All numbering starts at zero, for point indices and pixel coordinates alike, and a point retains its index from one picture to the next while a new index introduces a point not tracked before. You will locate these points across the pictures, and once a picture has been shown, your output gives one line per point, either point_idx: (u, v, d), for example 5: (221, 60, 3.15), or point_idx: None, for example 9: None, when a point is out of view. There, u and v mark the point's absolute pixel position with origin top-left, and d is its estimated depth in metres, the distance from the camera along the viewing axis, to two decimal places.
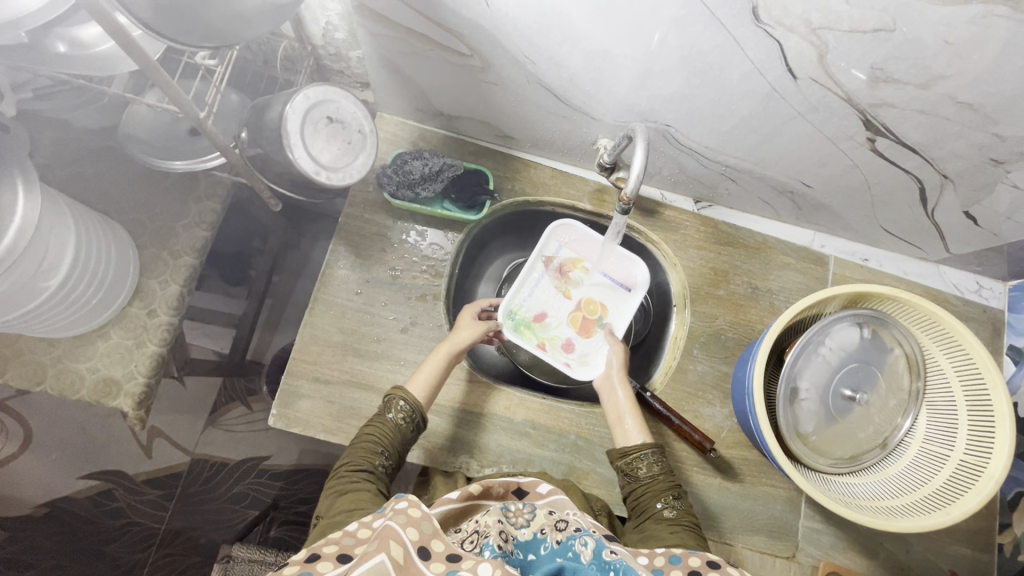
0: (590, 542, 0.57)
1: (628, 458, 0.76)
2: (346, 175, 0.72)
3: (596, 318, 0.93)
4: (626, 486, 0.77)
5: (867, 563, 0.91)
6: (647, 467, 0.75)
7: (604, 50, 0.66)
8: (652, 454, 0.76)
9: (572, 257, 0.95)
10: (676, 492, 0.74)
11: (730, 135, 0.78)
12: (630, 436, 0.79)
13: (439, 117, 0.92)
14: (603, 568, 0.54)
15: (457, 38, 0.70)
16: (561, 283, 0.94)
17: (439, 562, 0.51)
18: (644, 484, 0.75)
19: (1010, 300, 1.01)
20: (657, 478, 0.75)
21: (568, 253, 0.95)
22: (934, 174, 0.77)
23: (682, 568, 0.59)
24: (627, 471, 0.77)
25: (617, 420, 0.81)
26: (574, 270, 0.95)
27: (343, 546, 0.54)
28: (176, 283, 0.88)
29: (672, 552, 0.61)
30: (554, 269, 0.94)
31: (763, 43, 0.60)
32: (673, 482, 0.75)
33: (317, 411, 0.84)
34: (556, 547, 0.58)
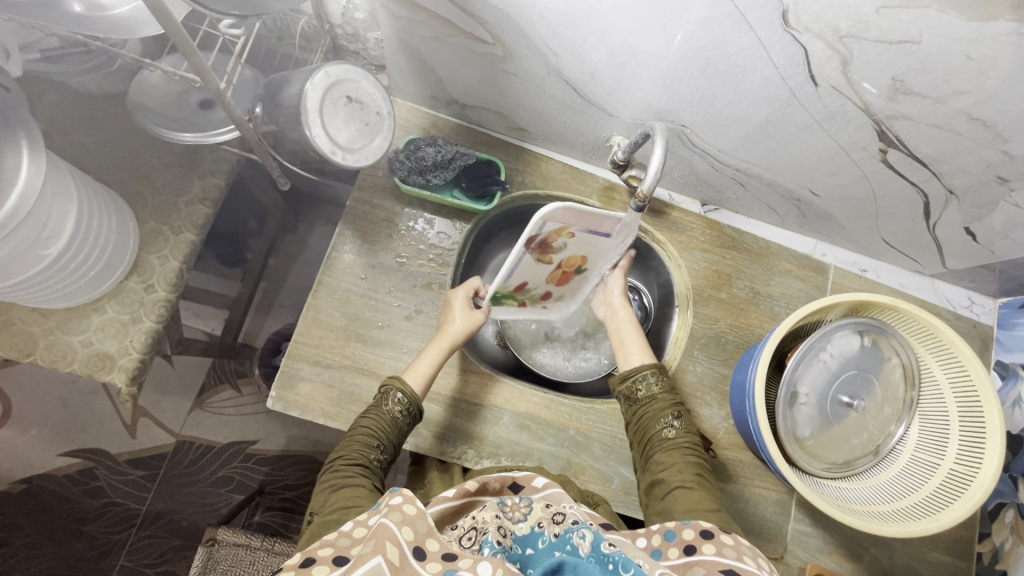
0: (588, 534, 0.51)
1: (628, 382, 0.79)
2: (362, 157, 0.71)
3: (574, 269, 0.91)
4: (629, 410, 0.79)
5: (851, 566, 0.93)
6: (645, 388, 0.78)
7: (628, 45, 0.66)
8: (652, 374, 0.78)
9: (558, 228, 0.78)
10: (675, 412, 0.75)
11: (745, 139, 0.79)
12: (631, 357, 0.83)
13: (453, 105, 0.92)
14: (601, 561, 0.48)
15: (480, 25, 0.70)
16: (542, 255, 0.83)
17: (435, 562, 0.48)
18: (644, 404, 0.77)
19: (999, 317, 1.04)
20: (655, 396, 0.77)
21: (553, 226, 0.77)
22: (939, 189, 0.79)
23: (677, 544, 0.56)
24: (628, 395, 0.79)
25: (620, 346, 0.86)
26: (557, 238, 0.81)
27: (339, 548, 0.51)
28: (176, 259, 0.87)
29: (668, 529, 0.58)
30: (535, 245, 0.79)
31: (788, 48, 0.60)
32: (673, 401, 0.76)
33: (317, 395, 0.83)
34: (555, 540, 0.53)
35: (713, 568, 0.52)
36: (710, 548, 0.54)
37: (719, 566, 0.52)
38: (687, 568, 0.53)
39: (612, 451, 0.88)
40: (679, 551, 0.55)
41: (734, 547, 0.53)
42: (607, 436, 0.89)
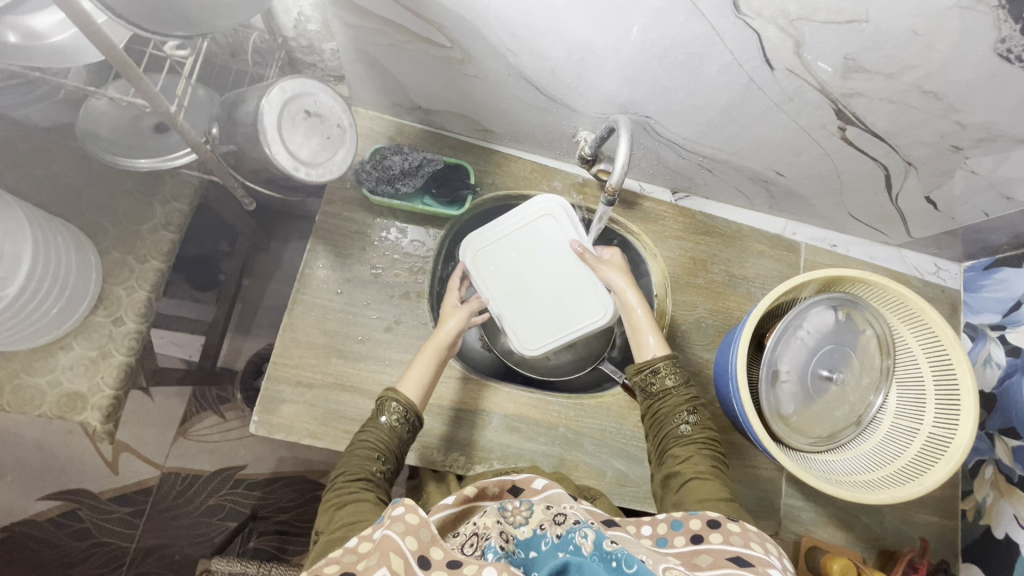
0: (589, 533, 0.49)
1: (644, 373, 0.77)
2: (326, 171, 0.70)
3: (547, 252, 0.90)
4: (646, 405, 0.77)
5: (845, 535, 0.95)
6: (662, 382, 0.76)
7: (586, 42, 0.66)
8: (667, 366, 0.76)
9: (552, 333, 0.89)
10: (692, 408, 0.74)
11: (708, 126, 0.80)
12: (649, 345, 0.79)
13: (417, 111, 0.91)
14: (604, 559, 0.46)
15: (436, 30, 0.69)
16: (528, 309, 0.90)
17: (440, 571, 0.46)
18: (661, 402, 0.75)
19: (965, 280, 1.09)
20: (672, 391, 0.75)
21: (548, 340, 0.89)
22: (899, 161, 0.81)
23: (684, 533, 0.57)
24: (643, 388, 0.77)
25: (637, 334, 0.81)
26: (549, 317, 0.90)
27: (345, 564, 0.49)
28: (143, 289, 0.84)
29: (674, 518, 0.59)
30: (526, 327, 0.90)
31: (742, 34, 0.61)
32: (689, 396, 0.75)
33: (301, 415, 0.81)
34: (557, 542, 0.50)
35: (721, 556, 0.52)
36: (717, 536, 0.55)
37: (726, 555, 0.52)
38: (693, 556, 0.53)
39: (604, 445, 0.89)
40: (686, 539, 0.56)
41: (740, 534, 0.54)
42: (598, 430, 0.89)
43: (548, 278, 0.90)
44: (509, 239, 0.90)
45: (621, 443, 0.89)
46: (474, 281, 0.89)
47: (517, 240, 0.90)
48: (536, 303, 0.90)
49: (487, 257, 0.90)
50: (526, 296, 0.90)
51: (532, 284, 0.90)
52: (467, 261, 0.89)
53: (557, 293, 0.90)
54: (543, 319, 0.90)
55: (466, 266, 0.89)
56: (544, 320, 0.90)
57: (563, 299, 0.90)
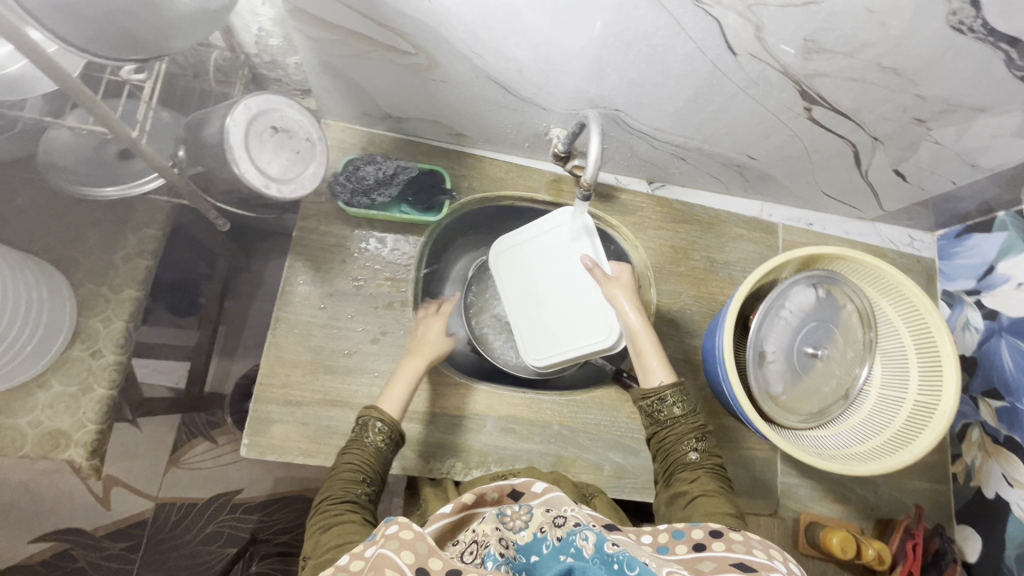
0: (591, 535, 0.49)
1: (651, 401, 0.76)
2: (298, 186, 0.69)
3: (566, 261, 0.90)
4: (652, 429, 0.77)
5: (842, 508, 0.96)
6: (670, 410, 0.75)
7: (550, 40, 0.66)
8: (674, 394, 0.75)
9: (556, 343, 0.89)
10: (699, 434, 0.74)
11: (678, 114, 0.80)
12: (656, 373, 0.77)
13: (387, 120, 0.90)
14: (605, 562, 0.46)
15: (399, 36, 0.69)
16: (539, 315, 0.90)
17: None
18: (668, 429, 0.75)
19: (939, 249, 1.12)
20: (680, 419, 0.75)
21: (551, 347, 0.89)
22: (865, 137, 0.82)
23: (686, 542, 0.56)
24: (650, 414, 0.76)
25: (642, 362, 0.79)
26: (557, 325, 0.89)
27: None
28: (120, 319, 0.83)
29: (675, 528, 0.59)
30: (533, 332, 0.90)
31: (703, 22, 0.62)
32: (696, 423, 0.75)
33: (292, 435, 0.80)
34: (558, 544, 0.50)
35: (723, 562, 0.52)
36: (719, 545, 0.54)
37: (728, 560, 0.51)
38: (696, 563, 0.53)
39: (599, 439, 0.89)
40: (687, 548, 0.56)
41: (743, 542, 0.54)
42: (592, 425, 0.89)
43: (564, 291, 0.90)
44: (530, 243, 0.92)
45: (616, 435, 0.90)
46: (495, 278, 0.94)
47: (539, 244, 0.91)
48: (547, 315, 0.90)
49: (509, 261, 0.93)
50: (538, 306, 0.91)
51: (547, 292, 0.91)
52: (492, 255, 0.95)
53: (568, 308, 0.89)
54: (551, 331, 0.89)
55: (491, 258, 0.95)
56: (553, 334, 0.89)
57: (573, 315, 0.89)
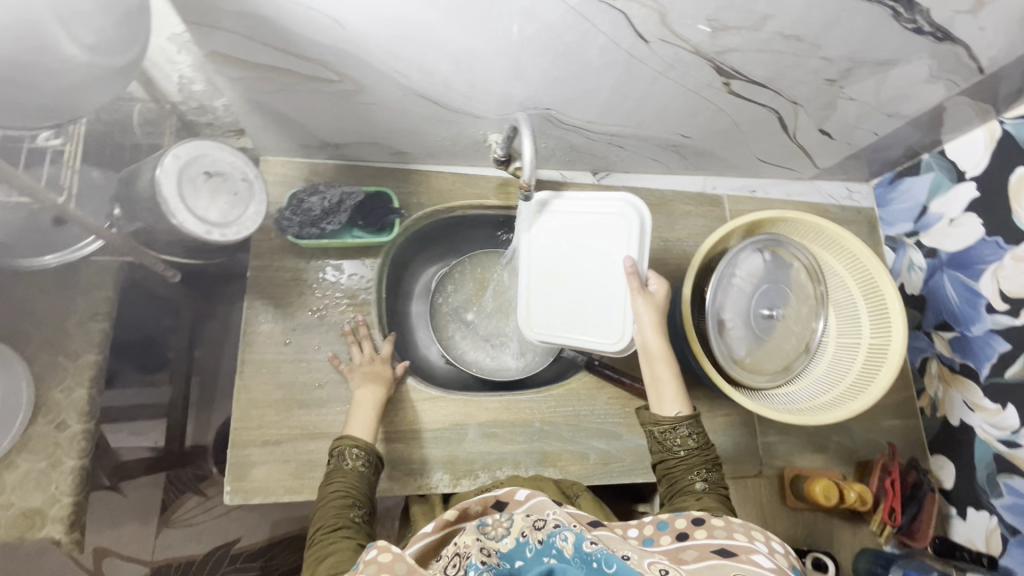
0: (570, 535, 0.50)
1: (663, 427, 0.73)
2: (241, 228, 0.69)
3: (599, 245, 0.81)
4: (658, 456, 0.74)
5: (822, 458, 1.00)
6: (681, 440, 0.72)
7: (469, 49, 0.68)
8: (688, 426, 0.73)
9: (557, 327, 0.83)
10: (710, 467, 0.71)
11: (606, 105, 0.83)
12: (668, 400, 0.74)
13: (326, 148, 0.90)
14: (585, 561, 0.47)
15: (321, 66, 0.70)
16: (550, 295, 0.83)
17: None
18: (678, 456, 0.72)
19: (876, 197, 1.18)
20: (691, 448, 0.72)
21: (550, 330, 0.83)
22: (785, 102, 0.86)
23: (670, 533, 0.58)
24: (660, 440, 0.74)
25: (654, 384, 0.75)
26: (568, 309, 0.82)
27: None
28: (81, 386, 0.81)
29: (660, 519, 0.60)
30: (536, 310, 0.84)
31: (610, 16, 0.64)
32: (707, 457, 0.72)
33: (274, 474, 0.80)
34: (539, 547, 0.51)
35: (705, 549, 0.54)
36: (701, 533, 0.56)
37: (710, 547, 0.54)
38: (679, 552, 0.55)
39: (581, 429, 0.91)
40: (671, 538, 0.57)
41: (724, 527, 0.56)
42: (572, 417, 0.91)
43: (596, 276, 0.81)
44: (567, 214, 0.83)
45: (597, 423, 0.91)
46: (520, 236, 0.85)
47: (578, 220, 0.82)
48: (567, 297, 0.82)
49: (544, 221, 0.84)
50: (557, 282, 0.83)
51: (569, 274, 0.83)
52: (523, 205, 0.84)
53: (592, 297, 0.81)
54: (561, 313, 0.82)
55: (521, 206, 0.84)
56: (563, 317, 0.82)
57: (592, 306, 0.81)
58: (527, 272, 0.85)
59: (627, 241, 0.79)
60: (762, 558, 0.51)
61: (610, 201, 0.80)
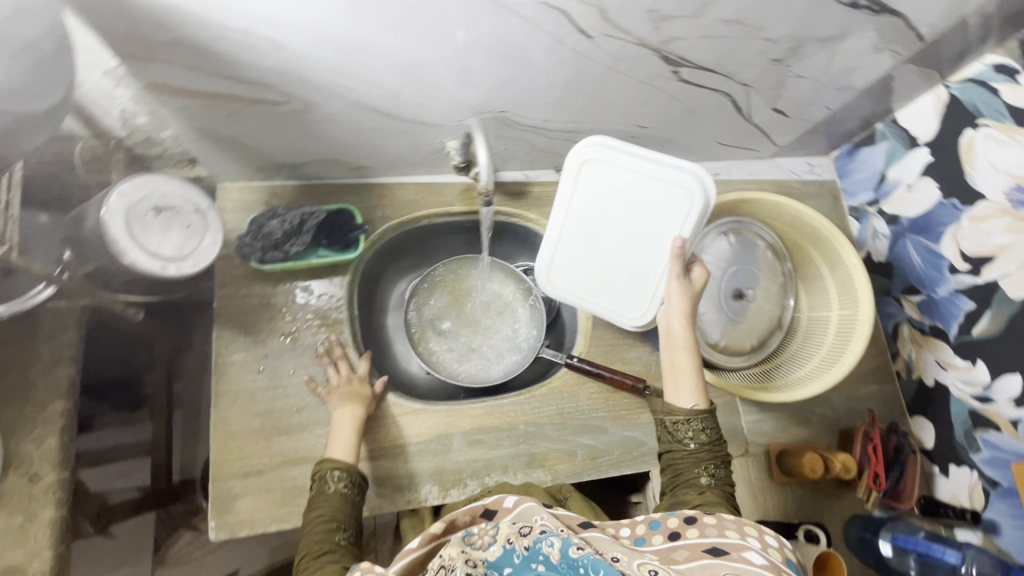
0: (555, 541, 0.51)
1: (674, 418, 0.71)
2: (197, 261, 0.68)
3: (649, 215, 0.80)
4: (665, 446, 0.73)
5: (806, 430, 1.01)
6: (692, 434, 0.71)
7: (413, 59, 0.68)
8: (702, 421, 0.71)
9: (580, 289, 0.85)
10: (719, 462, 0.70)
11: (560, 103, 0.83)
12: (682, 390, 0.73)
13: (284, 169, 0.89)
14: (571, 567, 0.48)
15: (263, 88, 0.69)
16: (583, 254, 0.84)
17: None
18: (688, 450, 0.70)
19: (837, 169, 1.19)
20: (702, 443, 0.71)
21: (570, 291, 0.86)
22: (736, 85, 0.87)
23: (662, 531, 0.58)
24: (670, 431, 0.72)
25: (670, 370, 0.76)
26: (597, 272, 0.84)
27: None
28: (52, 435, 0.79)
29: (652, 518, 0.60)
30: (563, 266, 0.85)
31: (551, 15, 0.64)
32: (717, 452, 0.70)
33: (260, 504, 0.79)
34: (526, 553, 0.51)
35: (696, 548, 0.54)
36: (694, 531, 0.56)
37: (702, 547, 0.54)
38: (670, 552, 0.55)
39: (566, 427, 0.91)
40: (663, 537, 0.57)
41: (716, 525, 0.56)
42: (556, 416, 0.91)
43: (639, 246, 0.81)
44: (624, 176, 0.80)
45: (582, 419, 0.92)
46: (566, 180, 0.81)
47: (635, 185, 0.79)
48: (604, 261, 0.84)
49: (591, 175, 0.80)
50: (597, 245, 0.83)
51: (611, 238, 0.82)
52: (577, 149, 0.80)
53: (631, 266, 0.83)
54: (589, 275, 0.85)
55: (576, 150, 0.80)
56: (595, 279, 0.85)
57: (626, 275, 0.83)
58: (566, 226, 0.84)
59: (679, 221, 0.78)
60: (754, 555, 0.51)
61: (675, 173, 0.77)
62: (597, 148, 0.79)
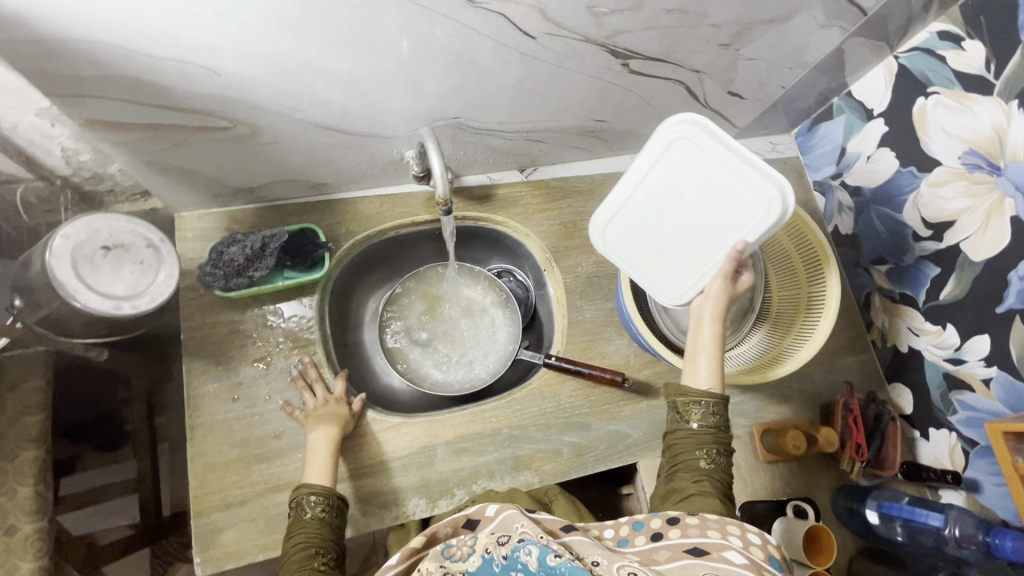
0: (534, 548, 0.50)
1: (686, 398, 0.69)
2: (152, 296, 0.68)
3: (726, 203, 0.74)
4: (671, 424, 0.71)
5: (787, 407, 1.02)
6: (701, 417, 0.69)
7: (357, 74, 0.67)
8: (713, 405, 0.69)
9: (626, 259, 0.80)
10: (722, 448, 0.68)
11: (513, 104, 0.82)
12: (696, 377, 0.71)
13: (242, 193, 0.88)
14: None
15: (207, 115, 0.68)
16: (642, 225, 0.79)
17: None
18: (692, 434, 0.69)
19: (799, 146, 1.21)
20: (707, 427, 0.69)
21: (616, 258, 0.80)
22: (688, 72, 0.87)
23: (644, 532, 0.58)
24: (679, 410, 0.70)
25: (691, 354, 0.73)
26: (648, 245, 0.79)
27: None
28: (25, 484, 0.78)
29: (635, 519, 0.59)
30: (616, 230, 0.80)
31: (490, 19, 0.63)
32: (722, 437, 0.69)
33: (245, 535, 0.78)
34: (505, 563, 0.51)
35: (677, 549, 0.54)
36: (675, 532, 0.56)
37: (683, 547, 0.54)
38: (652, 553, 0.55)
39: (549, 427, 0.91)
40: (646, 538, 0.57)
41: (698, 525, 0.56)
42: (539, 417, 0.91)
43: (702, 231, 0.76)
44: (710, 160, 0.74)
45: (565, 418, 0.91)
46: (650, 146, 0.76)
47: (716, 171, 0.74)
48: (660, 237, 0.78)
49: (677, 149, 0.75)
50: (657, 218, 0.78)
51: (676, 215, 0.77)
52: (672, 122, 0.74)
53: (685, 248, 0.77)
54: (641, 246, 0.79)
55: (671, 121, 0.74)
56: (645, 251, 0.79)
57: (675, 257, 0.78)
58: (633, 192, 0.78)
59: (750, 223, 0.73)
60: (734, 555, 0.52)
61: (763, 178, 0.72)
62: (696, 129, 0.74)
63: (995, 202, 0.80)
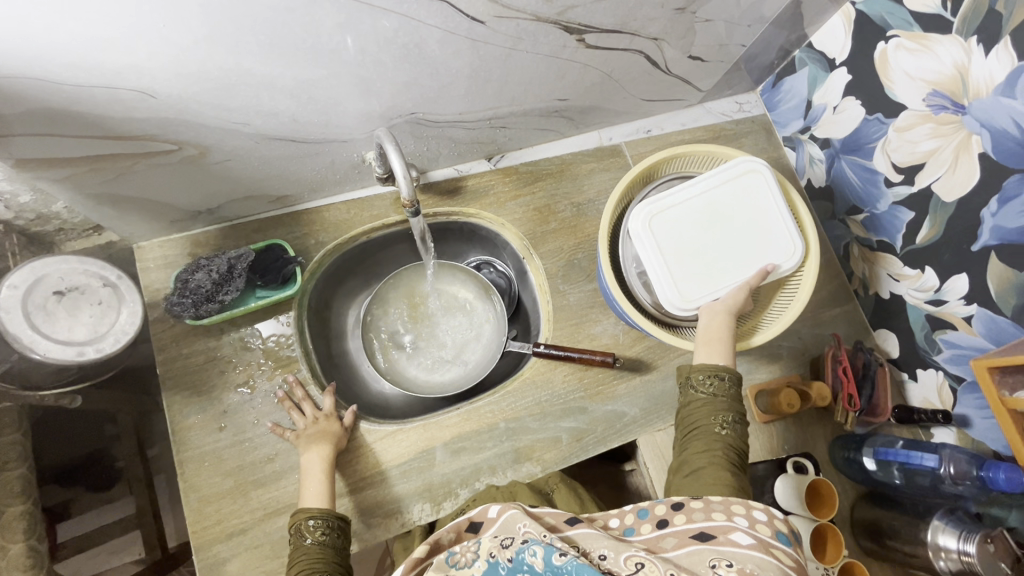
0: (539, 549, 0.50)
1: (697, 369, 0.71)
2: (116, 336, 0.69)
3: (767, 233, 0.78)
4: (683, 396, 0.72)
5: (777, 366, 1.03)
6: (713, 386, 0.69)
7: (304, 80, 0.64)
8: (724, 375, 0.70)
9: (660, 248, 0.78)
10: (734, 417, 0.68)
11: (471, 93, 0.80)
12: (712, 357, 0.72)
13: (201, 216, 0.84)
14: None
15: (151, 140, 0.65)
16: (685, 224, 0.79)
17: None
18: (705, 402, 0.69)
19: (765, 103, 1.19)
20: (720, 396, 0.69)
21: (651, 242, 0.78)
22: (646, 41, 0.85)
23: (650, 520, 0.58)
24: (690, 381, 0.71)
25: (705, 340, 0.74)
26: (685, 243, 0.78)
27: None
28: (16, 541, 0.76)
29: (639, 507, 0.59)
30: (660, 219, 0.79)
31: (435, 8, 0.61)
32: (733, 406, 0.69)
33: (250, 562, 0.77)
34: (511, 565, 0.50)
35: (683, 535, 0.54)
36: (680, 518, 0.56)
37: (689, 533, 0.54)
38: (658, 540, 0.55)
39: (545, 416, 0.90)
40: (651, 526, 0.57)
41: (703, 508, 0.56)
42: (534, 407, 0.90)
43: (741, 244, 0.78)
44: (766, 200, 0.79)
45: (561, 404, 0.91)
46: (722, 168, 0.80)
47: (767, 210, 0.79)
48: (700, 238, 0.78)
49: (744, 181, 0.80)
50: (704, 223, 0.79)
51: (720, 229, 0.79)
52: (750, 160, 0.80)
53: (721, 253, 0.78)
54: (678, 243, 0.78)
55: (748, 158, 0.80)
56: (683, 242, 0.78)
57: (704, 260, 0.77)
58: (692, 196, 0.79)
59: (783, 254, 0.77)
60: (741, 537, 0.52)
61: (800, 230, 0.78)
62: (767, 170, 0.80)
63: (962, 141, 0.80)
